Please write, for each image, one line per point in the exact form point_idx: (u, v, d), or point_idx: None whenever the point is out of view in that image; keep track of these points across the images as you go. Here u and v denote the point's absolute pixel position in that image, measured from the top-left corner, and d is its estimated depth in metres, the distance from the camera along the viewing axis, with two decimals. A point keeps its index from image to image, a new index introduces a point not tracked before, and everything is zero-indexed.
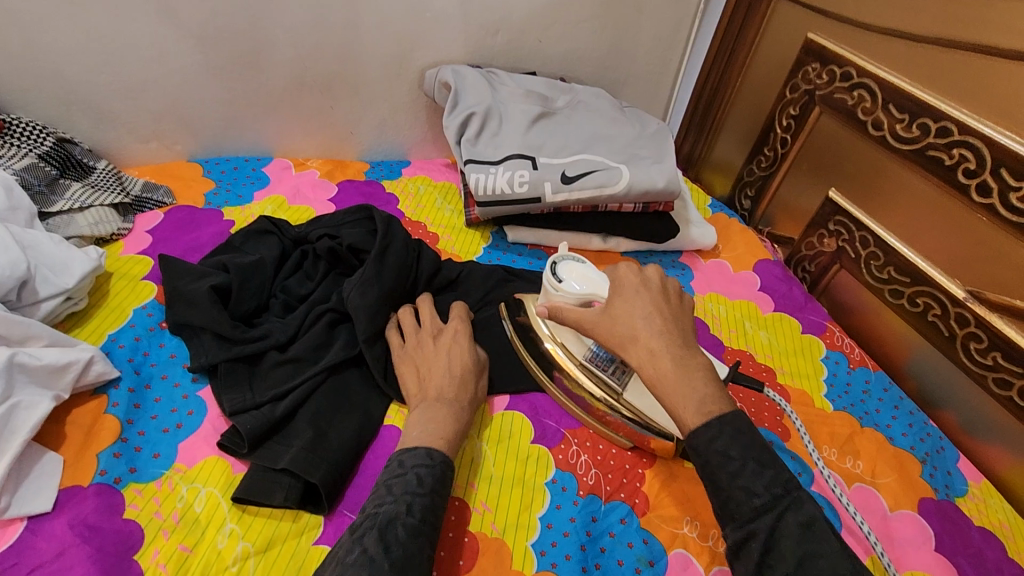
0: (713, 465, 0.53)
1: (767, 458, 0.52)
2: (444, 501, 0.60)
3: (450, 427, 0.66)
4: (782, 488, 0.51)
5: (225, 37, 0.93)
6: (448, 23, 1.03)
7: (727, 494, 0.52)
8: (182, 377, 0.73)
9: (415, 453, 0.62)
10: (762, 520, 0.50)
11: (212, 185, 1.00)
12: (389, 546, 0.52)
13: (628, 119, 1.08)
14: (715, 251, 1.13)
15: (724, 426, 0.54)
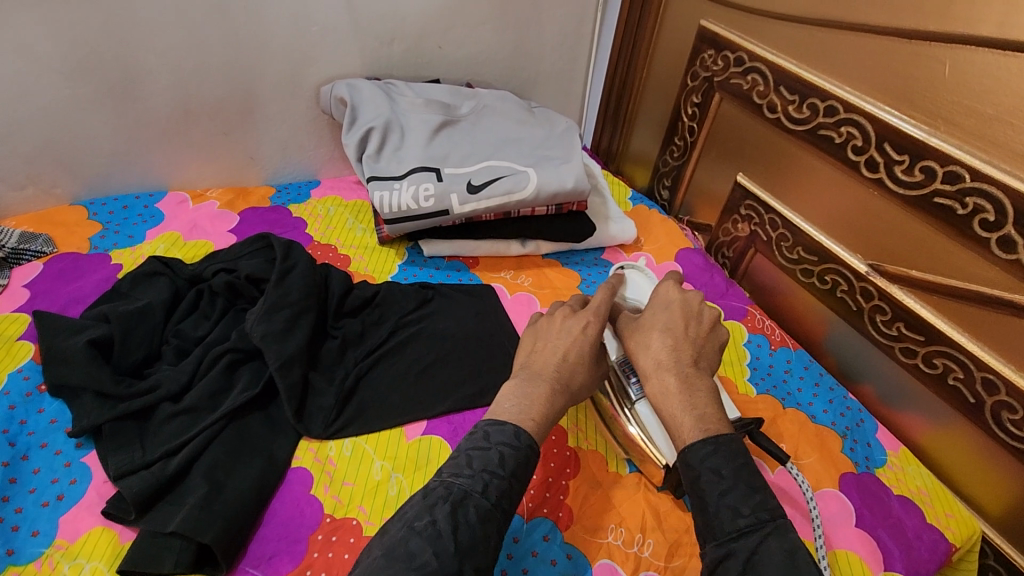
0: (705, 482, 0.56)
1: (756, 482, 0.55)
2: (523, 484, 0.58)
3: (545, 408, 0.62)
4: (768, 514, 0.53)
5: (94, 69, 0.87)
6: (339, 36, 0.99)
7: (712, 512, 0.55)
8: (65, 443, 0.67)
9: (503, 427, 0.59)
10: (745, 541, 0.52)
11: (99, 227, 0.94)
12: (457, 525, 0.51)
13: (535, 121, 1.06)
14: (638, 245, 1.12)
15: (720, 445, 0.57)
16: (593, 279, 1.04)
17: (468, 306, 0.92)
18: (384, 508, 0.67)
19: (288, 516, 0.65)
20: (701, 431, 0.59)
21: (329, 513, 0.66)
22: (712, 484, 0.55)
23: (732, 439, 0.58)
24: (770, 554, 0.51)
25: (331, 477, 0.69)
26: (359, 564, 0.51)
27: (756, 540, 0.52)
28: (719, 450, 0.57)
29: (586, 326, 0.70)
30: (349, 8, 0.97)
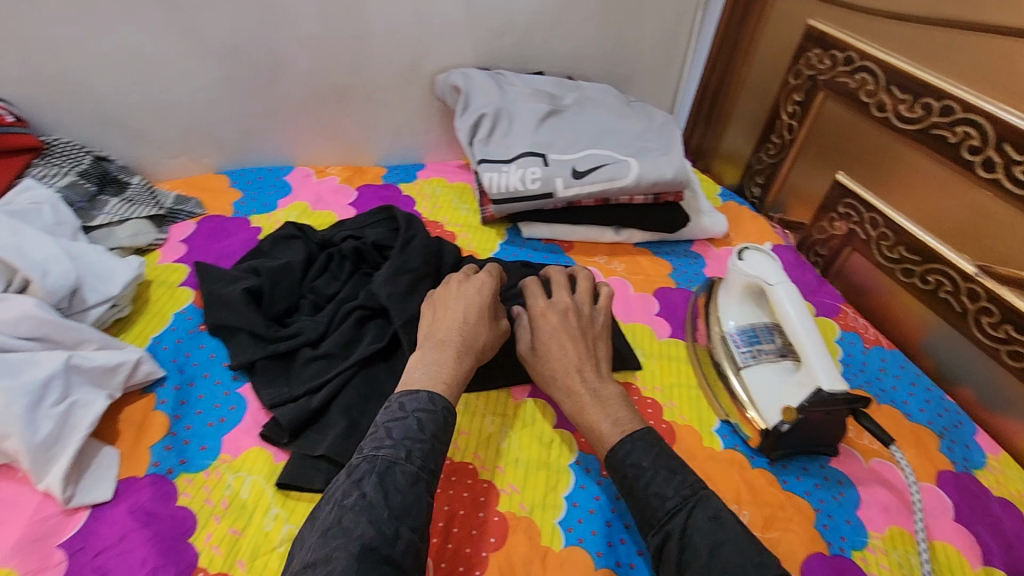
0: (633, 478, 0.62)
1: (674, 464, 0.63)
2: (444, 447, 0.61)
3: (452, 368, 0.67)
4: (690, 490, 0.60)
5: (246, 53, 0.97)
6: (456, 28, 1.06)
7: (642, 499, 0.61)
8: (223, 376, 0.76)
9: (417, 395, 0.63)
10: (675, 521, 0.58)
11: (239, 195, 1.05)
12: (387, 492, 0.54)
13: (635, 114, 1.10)
14: (727, 239, 1.15)
15: (636, 442, 0.65)
16: (683, 269, 1.07)
17: None
18: (497, 458, 0.73)
19: None
20: (617, 431, 0.67)
21: (449, 456, 0.73)
22: (637, 476, 0.62)
23: (643, 432, 0.66)
24: (698, 528, 0.57)
25: (450, 426, 0.76)
26: (296, 552, 0.51)
27: (682, 521, 0.58)
28: (636, 445, 0.64)
29: (481, 290, 0.76)
30: (468, 2, 1.04)
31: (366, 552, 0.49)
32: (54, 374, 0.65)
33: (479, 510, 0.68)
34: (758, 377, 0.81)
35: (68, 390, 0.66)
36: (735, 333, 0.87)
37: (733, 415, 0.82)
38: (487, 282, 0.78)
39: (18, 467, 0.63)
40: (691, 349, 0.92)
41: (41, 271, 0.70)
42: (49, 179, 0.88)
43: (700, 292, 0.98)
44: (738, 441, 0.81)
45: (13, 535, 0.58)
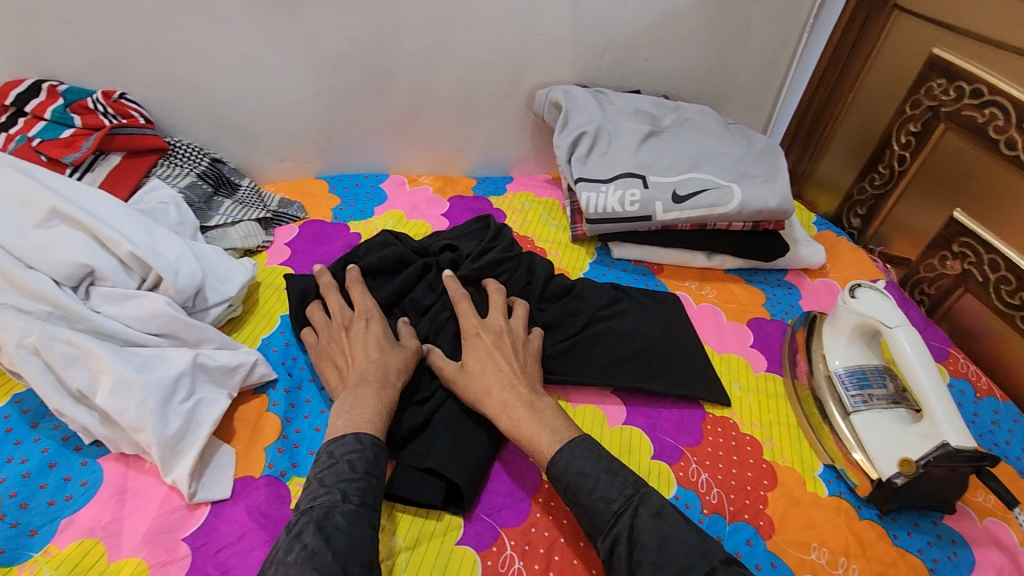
0: (575, 486, 0.61)
1: (615, 466, 0.62)
2: (379, 481, 0.61)
3: (377, 408, 0.65)
4: (633, 490, 0.60)
5: (355, 64, 1.00)
6: (558, 45, 1.06)
7: (587, 506, 0.60)
8: None
9: (343, 439, 0.62)
10: (619, 523, 0.57)
11: (337, 200, 1.07)
12: (329, 537, 0.53)
13: (736, 137, 1.07)
14: (823, 270, 1.10)
15: (574, 449, 0.63)
16: (777, 300, 1.03)
17: (662, 311, 0.95)
18: None
19: (512, 477, 0.72)
20: (555, 441, 0.65)
21: (546, 480, 0.72)
22: (580, 484, 0.61)
23: (582, 439, 0.65)
24: (643, 526, 0.57)
25: None
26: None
27: (628, 521, 0.57)
28: (575, 453, 0.63)
29: (371, 322, 0.75)
30: (573, 19, 1.03)
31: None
32: (184, 371, 0.68)
33: (579, 539, 0.67)
34: (872, 427, 0.77)
35: (194, 387, 0.69)
36: (843, 373, 0.83)
37: (839, 461, 0.78)
38: (376, 313, 0.77)
39: (146, 459, 0.66)
40: (789, 385, 0.89)
41: (173, 270, 0.74)
42: (172, 179, 0.93)
43: (798, 325, 0.94)
44: (844, 488, 0.77)
45: (143, 526, 0.61)
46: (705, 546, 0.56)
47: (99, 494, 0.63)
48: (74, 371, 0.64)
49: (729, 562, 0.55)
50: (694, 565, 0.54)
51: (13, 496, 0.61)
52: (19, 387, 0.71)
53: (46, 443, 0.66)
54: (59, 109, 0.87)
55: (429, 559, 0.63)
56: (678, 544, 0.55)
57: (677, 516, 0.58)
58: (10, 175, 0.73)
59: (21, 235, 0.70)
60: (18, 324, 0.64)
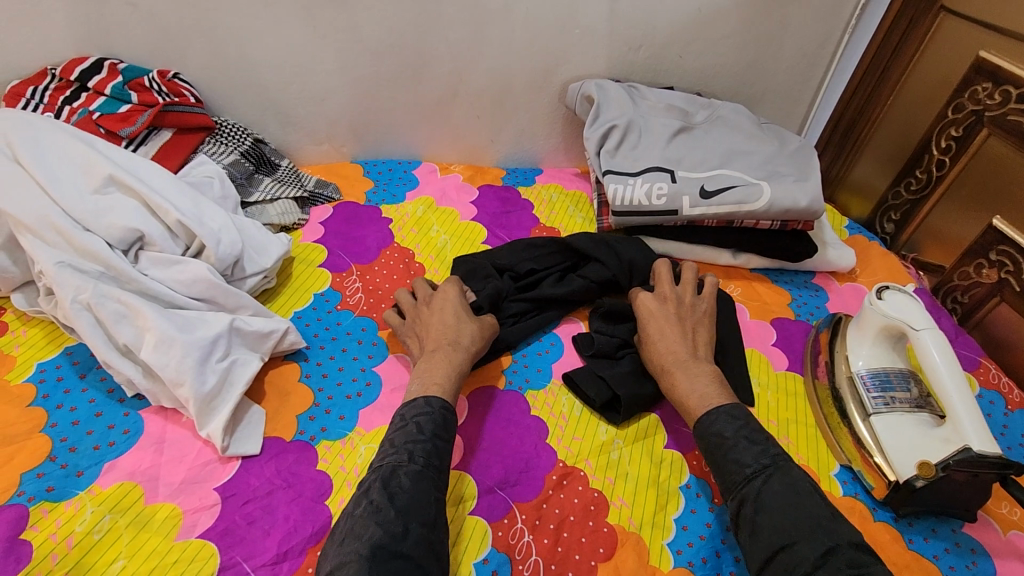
0: (713, 445, 0.65)
1: (756, 434, 0.65)
2: (447, 444, 0.63)
3: (444, 373, 0.69)
4: (770, 459, 0.62)
5: (396, 53, 1.03)
6: (594, 39, 1.07)
7: (722, 465, 0.64)
8: (361, 352, 0.81)
9: (413, 403, 0.66)
10: (751, 486, 0.61)
11: (371, 184, 1.11)
12: (393, 494, 0.56)
13: (768, 136, 1.07)
14: (853, 275, 1.09)
15: (721, 412, 0.67)
16: (803, 301, 1.02)
17: None
18: (607, 468, 0.73)
19: (527, 455, 0.73)
20: (703, 405, 0.69)
21: (561, 460, 0.73)
22: (718, 445, 0.65)
23: (729, 406, 0.68)
24: (771, 492, 0.60)
25: (563, 430, 0.77)
26: (321, 563, 0.54)
27: (758, 486, 0.60)
28: (718, 416, 0.67)
29: (445, 296, 0.79)
30: (611, 14, 1.04)
31: (376, 551, 0.51)
32: (221, 333, 0.72)
33: (589, 518, 0.68)
34: (892, 428, 0.77)
35: (229, 349, 0.73)
36: (865, 375, 0.82)
37: (857, 462, 0.78)
38: (450, 289, 0.80)
39: (183, 413, 0.70)
40: (809, 385, 0.88)
41: (215, 239, 0.78)
42: (217, 156, 0.98)
43: (823, 326, 0.93)
44: (859, 489, 0.77)
45: (178, 474, 0.65)
46: (832, 523, 0.57)
47: (138, 443, 0.67)
48: (122, 327, 0.69)
49: (856, 544, 0.55)
50: (816, 536, 0.55)
51: (62, 439, 0.66)
52: (70, 341, 0.76)
53: (92, 394, 0.71)
54: (118, 86, 0.92)
55: None
56: (806, 515, 0.57)
57: (810, 488, 0.60)
58: (73, 144, 0.78)
59: (81, 199, 0.75)
60: (73, 281, 0.69)
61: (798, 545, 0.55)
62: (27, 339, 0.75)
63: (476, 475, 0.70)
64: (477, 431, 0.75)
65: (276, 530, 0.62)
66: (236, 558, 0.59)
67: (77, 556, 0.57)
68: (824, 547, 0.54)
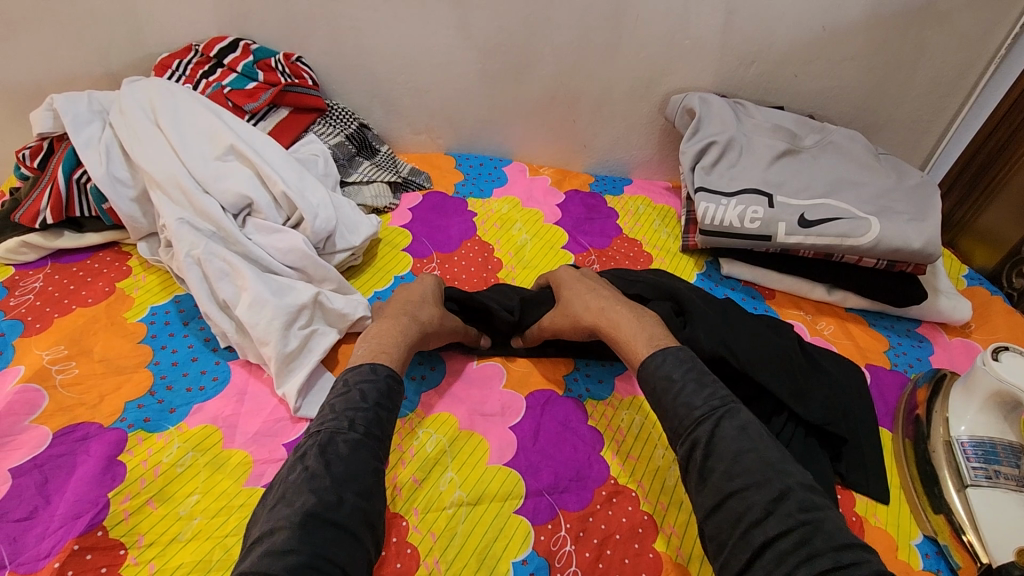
0: (659, 389, 0.63)
1: (705, 379, 0.63)
2: (390, 414, 0.62)
3: (394, 345, 0.70)
4: (719, 402, 0.60)
5: (502, 51, 1.05)
6: (704, 52, 1.04)
7: (670, 410, 0.61)
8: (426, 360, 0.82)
9: (358, 369, 0.64)
10: (701, 429, 0.58)
11: (461, 177, 1.14)
12: (330, 462, 0.54)
13: (885, 167, 0.99)
14: (964, 330, 0.98)
15: (666, 355, 0.66)
16: (902, 350, 0.94)
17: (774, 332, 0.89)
18: (661, 493, 0.71)
19: (578, 464, 0.72)
20: (651, 344, 0.69)
21: (613, 476, 0.72)
22: (666, 389, 0.63)
23: (675, 349, 0.67)
24: (723, 436, 0.57)
25: (619, 446, 0.75)
26: (252, 527, 0.52)
27: (708, 429, 0.58)
28: (666, 359, 0.65)
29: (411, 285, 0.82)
30: (724, 27, 1.01)
31: (309, 519, 0.50)
32: (306, 303, 0.77)
33: (634, 540, 0.66)
34: (995, 512, 0.69)
35: (312, 321, 0.77)
36: (966, 442, 0.75)
37: (943, 534, 0.70)
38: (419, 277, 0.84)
39: (265, 369, 0.76)
40: (899, 442, 0.80)
41: (313, 214, 0.83)
42: (325, 137, 1.05)
43: (922, 381, 0.84)
44: (943, 566, 0.69)
45: (254, 425, 0.70)
46: (784, 466, 0.55)
47: (224, 391, 0.73)
48: (224, 284, 0.76)
49: (808, 487, 0.54)
50: (768, 480, 0.54)
51: (164, 377, 0.73)
52: (179, 290, 0.84)
53: (192, 340, 0.78)
54: (249, 64, 1.01)
55: (487, 518, 0.66)
56: (755, 459, 0.55)
57: (760, 433, 0.58)
58: (205, 114, 0.87)
59: (204, 164, 0.83)
60: (190, 237, 0.77)
61: (749, 491, 0.53)
62: (145, 284, 0.84)
63: (525, 476, 0.70)
64: (532, 430, 0.75)
65: None
66: None
67: (161, 483, 0.63)
68: (774, 494, 0.53)
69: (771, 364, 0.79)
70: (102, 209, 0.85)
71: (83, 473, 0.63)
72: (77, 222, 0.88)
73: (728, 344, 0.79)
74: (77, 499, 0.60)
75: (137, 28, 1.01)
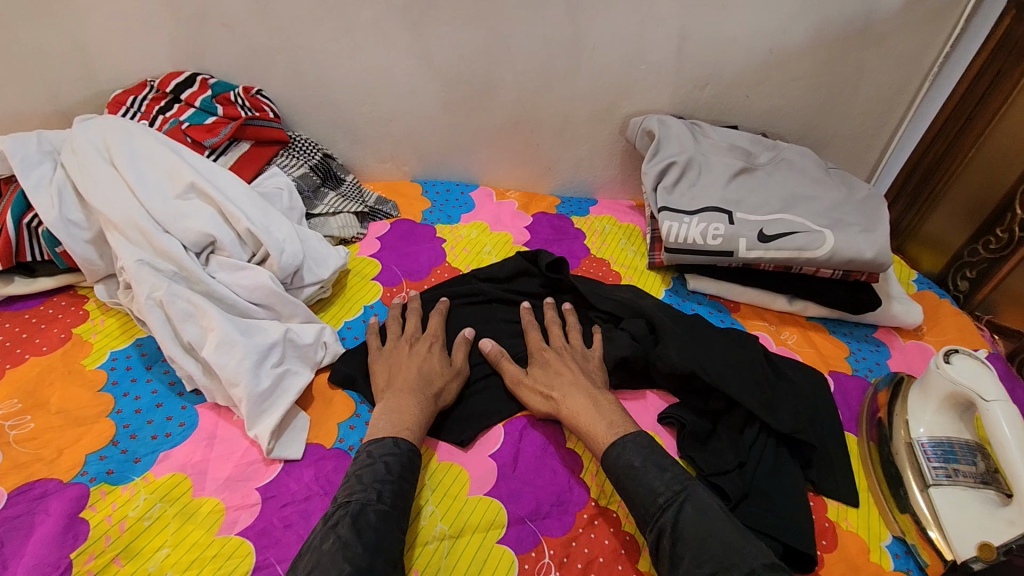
0: (625, 478, 0.66)
1: (665, 462, 0.66)
2: (412, 487, 0.65)
3: (415, 415, 0.71)
4: (679, 486, 0.63)
5: (466, 80, 1.07)
6: (660, 76, 1.08)
7: (635, 497, 0.64)
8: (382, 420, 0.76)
9: (381, 442, 0.66)
10: (666, 516, 0.61)
11: (428, 204, 1.14)
12: (361, 531, 0.57)
13: (835, 182, 1.04)
14: (918, 332, 1.03)
15: (627, 443, 0.68)
16: (863, 355, 0.98)
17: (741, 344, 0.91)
18: None
19: (559, 488, 0.72)
20: (611, 432, 0.70)
21: (594, 498, 0.72)
22: (629, 476, 0.65)
23: (636, 434, 0.69)
24: (686, 520, 0.60)
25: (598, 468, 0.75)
26: None
27: (672, 515, 0.61)
28: (626, 445, 0.68)
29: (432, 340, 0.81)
30: (678, 51, 1.05)
31: None
32: (277, 341, 0.76)
33: (618, 562, 0.66)
34: (959, 511, 0.71)
35: (283, 359, 0.76)
36: (926, 443, 0.77)
37: (911, 534, 0.72)
38: (437, 342, 0.82)
39: (235, 412, 0.74)
40: (865, 447, 0.83)
41: (280, 249, 0.82)
42: (288, 169, 1.04)
43: (882, 386, 0.88)
44: (913, 565, 0.71)
45: (225, 470, 0.68)
46: (747, 546, 0.58)
47: (192, 437, 0.71)
48: (189, 326, 0.74)
49: (769, 565, 0.56)
50: (733, 563, 0.56)
51: (126, 426, 0.70)
52: (141, 334, 0.82)
53: (156, 385, 0.75)
54: (207, 99, 1.00)
55: (470, 550, 0.66)
56: (717, 542, 0.58)
57: (720, 514, 0.61)
58: (162, 152, 0.85)
59: (164, 202, 0.81)
60: (151, 279, 0.75)
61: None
62: (104, 328, 0.82)
63: (506, 503, 0.70)
64: (511, 457, 0.75)
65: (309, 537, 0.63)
66: (270, 559, 0.61)
67: (128, 539, 0.61)
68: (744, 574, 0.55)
69: (739, 379, 0.81)
70: (55, 253, 0.82)
71: (43, 533, 0.60)
72: (30, 267, 0.85)
73: (699, 362, 0.81)
74: (36, 563, 0.57)
75: (89, 65, 0.99)
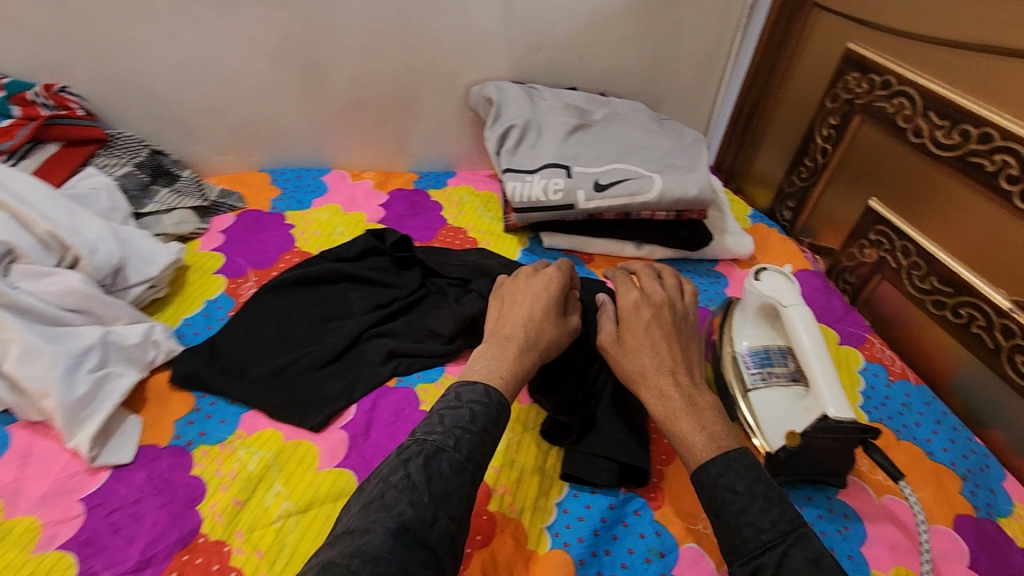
0: (721, 501, 0.56)
1: (773, 493, 0.55)
2: (495, 441, 0.59)
3: (511, 368, 0.66)
4: (789, 525, 0.53)
5: (296, 59, 1.04)
6: (493, 43, 1.10)
7: (731, 526, 0.55)
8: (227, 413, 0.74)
9: (473, 388, 0.62)
10: (767, 555, 0.52)
11: (278, 192, 1.11)
12: (431, 477, 0.53)
13: (665, 131, 1.11)
14: (753, 261, 1.13)
15: (730, 463, 0.58)
16: (703, 288, 1.05)
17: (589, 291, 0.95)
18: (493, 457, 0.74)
19: None
20: (712, 446, 0.60)
21: None
22: (728, 501, 0.55)
23: (741, 452, 0.59)
24: (795, 568, 0.50)
25: None
26: (338, 523, 0.52)
27: (778, 557, 0.51)
28: (729, 466, 0.57)
29: (548, 285, 0.76)
30: (505, 17, 1.07)
31: (402, 531, 0.49)
32: (95, 343, 0.72)
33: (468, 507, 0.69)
34: (773, 408, 0.78)
35: (105, 362, 0.72)
36: (745, 353, 0.85)
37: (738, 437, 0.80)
38: (555, 275, 0.77)
39: (53, 426, 0.69)
40: None
41: (91, 249, 0.78)
42: (109, 169, 0.97)
43: (716, 312, 0.95)
44: None
45: (42, 487, 0.64)
46: None
47: (4, 457, 0.66)
48: None
49: None
50: None
51: None
52: None
53: None
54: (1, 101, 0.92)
55: (318, 522, 0.65)
56: None
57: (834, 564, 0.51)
58: None
59: None
60: None
61: None
62: None
63: (359, 472, 0.70)
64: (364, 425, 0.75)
65: (140, 538, 0.62)
66: (95, 567, 0.59)
67: None
68: None
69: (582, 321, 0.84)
70: None
71: None
72: None
73: None
74: None
75: None
